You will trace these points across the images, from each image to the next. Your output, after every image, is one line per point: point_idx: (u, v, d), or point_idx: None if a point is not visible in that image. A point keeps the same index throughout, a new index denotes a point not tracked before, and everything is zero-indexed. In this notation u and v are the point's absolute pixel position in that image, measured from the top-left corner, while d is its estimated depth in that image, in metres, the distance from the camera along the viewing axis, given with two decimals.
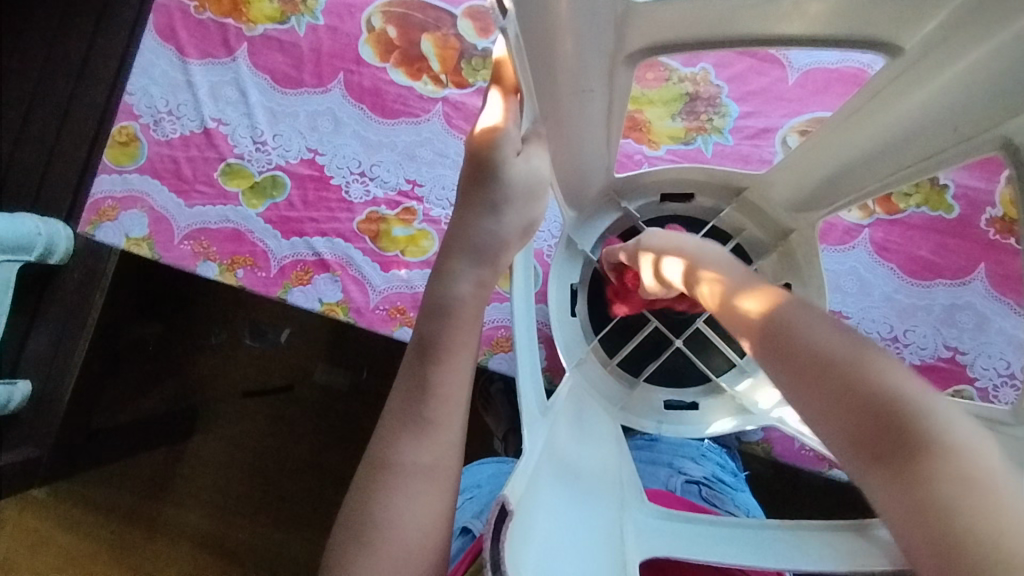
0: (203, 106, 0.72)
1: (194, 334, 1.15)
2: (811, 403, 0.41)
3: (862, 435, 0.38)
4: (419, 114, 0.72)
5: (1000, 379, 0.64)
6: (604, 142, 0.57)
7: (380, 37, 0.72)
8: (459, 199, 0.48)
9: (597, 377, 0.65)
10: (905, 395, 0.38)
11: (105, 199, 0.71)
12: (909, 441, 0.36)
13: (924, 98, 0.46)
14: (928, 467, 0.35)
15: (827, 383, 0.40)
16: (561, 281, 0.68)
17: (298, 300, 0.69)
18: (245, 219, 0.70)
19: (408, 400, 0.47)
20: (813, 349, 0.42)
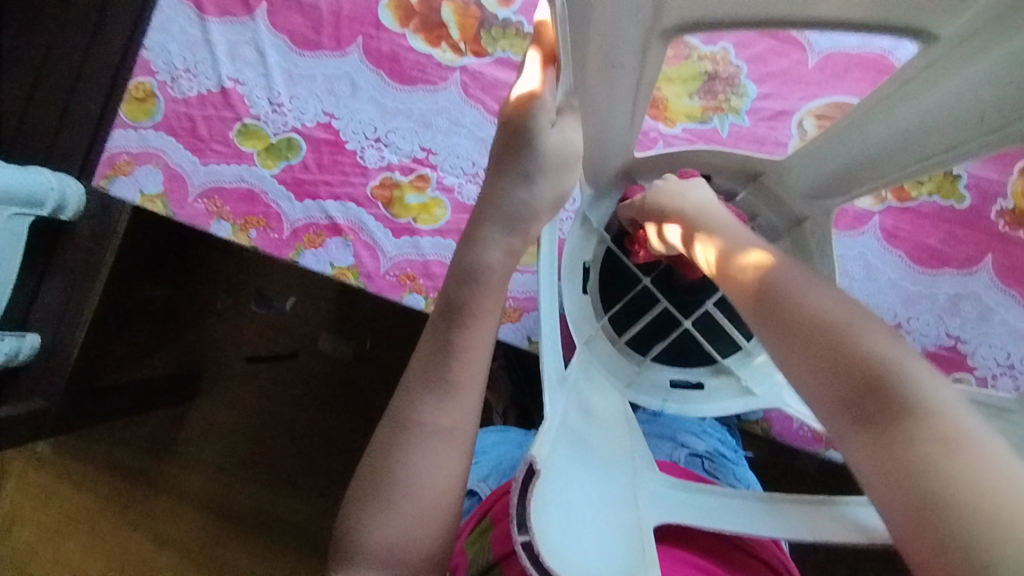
0: (221, 65, 0.72)
1: (200, 297, 1.16)
2: (798, 363, 0.39)
3: (848, 391, 0.36)
4: (437, 82, 0.72)
5: (999, 368, 0.65)
6: (629, 120, 0.57)
7: (401, 2, 0.72)
8: (493, 167, 0.50)
9: (607, 354, 0.66)
10: (893, 360, 0.36)
11: (121, 154, 0.71)
12: (895, 402, 0.34)
13: (952, 88, 0.46)
14: (911, 428, 0.33)
15: (815, 345, 0.39)
16: (572, 257, 0.67)
17: (310, 263, 0.69)
18: (260, 180, 0.71)
19: (432, 360, 0.48)
20: (805, 309, 0.40)
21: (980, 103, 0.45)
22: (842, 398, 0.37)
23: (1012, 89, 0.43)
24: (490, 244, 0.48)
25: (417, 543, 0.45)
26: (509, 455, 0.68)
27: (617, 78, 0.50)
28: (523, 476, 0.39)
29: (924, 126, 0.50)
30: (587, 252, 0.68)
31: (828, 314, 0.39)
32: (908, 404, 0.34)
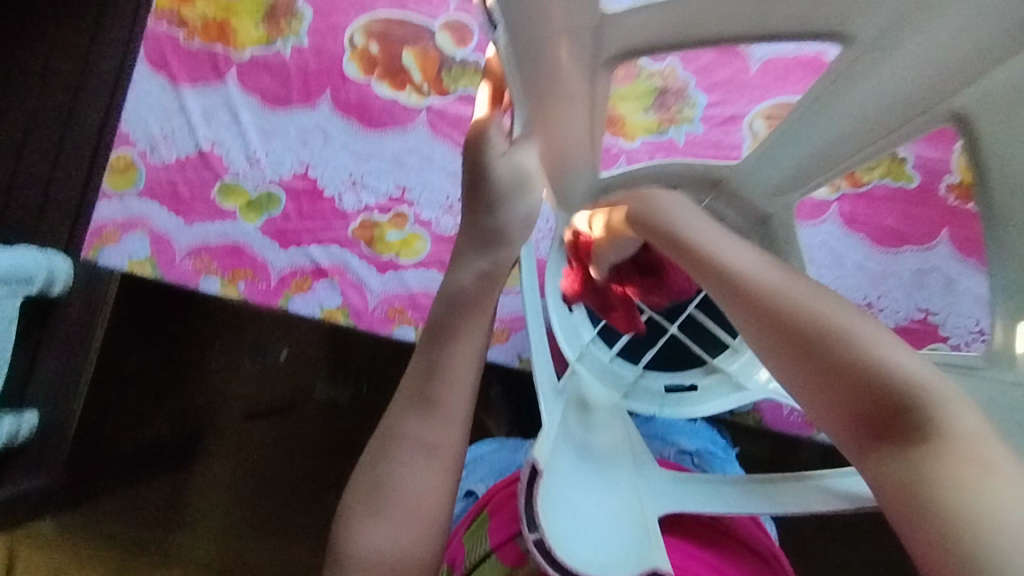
0: (197, 129, 0.75)
1: (191, 358, 1.16)
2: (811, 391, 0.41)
3: (868, 421, 0.39)
4: (405, 124, 0.75)
5: (971, 335, 0.68)
6: (590, 146, 0.59)
7: (363, 53, 0.76)
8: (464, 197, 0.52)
9: (600, 367, 0.67)
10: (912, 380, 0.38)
11: (107, 223, 0.74)
12: (913, 431, 0.37)
13: (887, 79, 0.49)
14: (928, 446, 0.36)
15: (829, 361, 0.40)
16: (553, 282, 0.69)
17: (299, 308, 0.72)
18: (244, 234, 0.73)
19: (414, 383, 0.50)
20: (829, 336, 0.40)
21: (906, 92, 0.49)
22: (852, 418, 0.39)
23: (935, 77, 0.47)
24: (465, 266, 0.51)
25: (403, 555, 0.46)
26: (508, 457, 0.71)
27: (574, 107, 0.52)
28: (530, 476, 0.41)
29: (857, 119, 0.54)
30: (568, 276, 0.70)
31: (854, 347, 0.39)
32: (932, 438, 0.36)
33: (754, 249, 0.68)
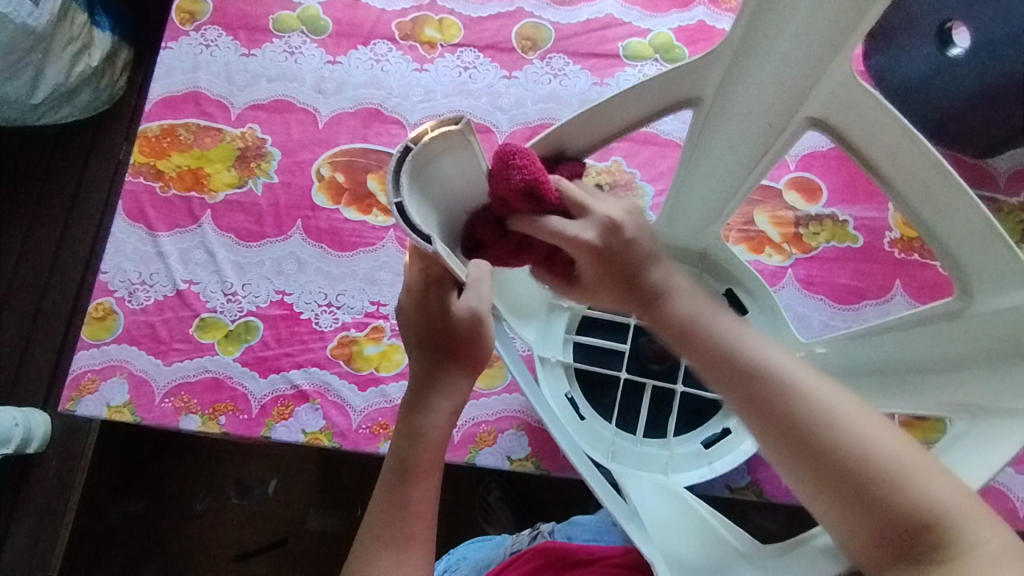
0: (175, 271, 0.78)
1: (175, 502, 1.08)
2: (808, 484, 0.40)
3: (849, 497, 0.39)
4: (374, 243, 0.79)
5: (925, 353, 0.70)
6: (529, 266, 0.62)
7: (330, 183, 0.81)
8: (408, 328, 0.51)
9: (636, 455, 0.65)
10: (886, 455, 0.38)
11: (85, 373, 0.74)
12: (902, 514, 0.37)
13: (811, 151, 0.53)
14: (902, 505, 0.38)
15: (798, 435, 0.40)
16: (556, 394, 0.66)
17: (282, 435, 0.72)
18: (223, 366, 0.74)
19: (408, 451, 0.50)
20: (819, 435, 0.40)
21: None
22: (842, 498, 0.39)
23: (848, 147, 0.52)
24: (433, 403, 0.50)
25: None
26: (489, 552, 0.69)
27: None
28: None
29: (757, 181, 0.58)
30: (564, 384, 0.67)
31: (842, 425, 0.40)
32: (923, 522, 0.37)
33: (710, 285, 0.70)
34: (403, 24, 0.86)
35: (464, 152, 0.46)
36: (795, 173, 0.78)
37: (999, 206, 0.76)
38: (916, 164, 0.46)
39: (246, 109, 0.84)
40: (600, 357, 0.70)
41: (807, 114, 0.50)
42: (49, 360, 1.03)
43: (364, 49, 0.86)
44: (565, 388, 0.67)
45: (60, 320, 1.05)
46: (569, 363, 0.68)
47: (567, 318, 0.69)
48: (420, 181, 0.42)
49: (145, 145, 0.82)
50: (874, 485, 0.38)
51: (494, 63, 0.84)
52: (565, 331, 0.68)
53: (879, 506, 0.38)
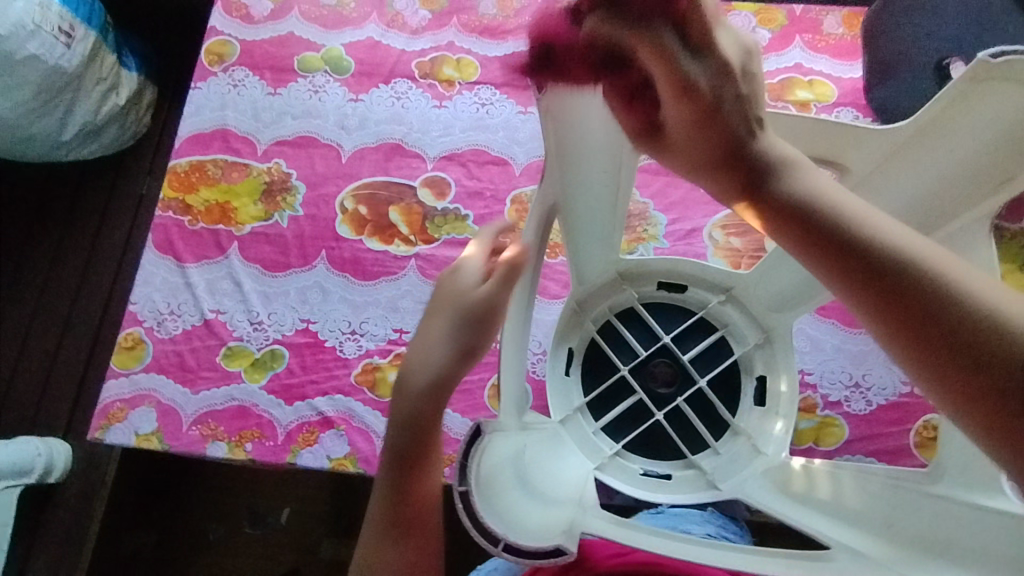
0: (202, 301, 0.80)
1: (191, 530, 1.08)
2: (845, 294, 0.36)
3: (890, 301, 0.33)
4: (397, 272, 0.81)
5: None
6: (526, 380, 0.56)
7: (353, 215, 0.84)
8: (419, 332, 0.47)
9: (691, 480, 0.65)
10: (933, 267, 0.33)
11: (114, 401, 0.76)
12: (955, 318, 0.32)
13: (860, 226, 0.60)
14: (951, 314, 0.32)
15: (825, 245, 0.37)
16: (612, 466, 0.65)
17: (307, 461, 0.73)
18: (249, 394, 0.76)
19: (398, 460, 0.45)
20: (827, 211, 0.37)
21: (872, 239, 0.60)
22: (889, 310, 0.33)
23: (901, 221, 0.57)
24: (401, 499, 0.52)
25: None
26: None
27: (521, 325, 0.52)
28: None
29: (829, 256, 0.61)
30: (605, 445, 0.66)
31: (885, 237, 0.35)
32: (944, 293, 0.32)
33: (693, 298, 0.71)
34: (423, 63, 0.90)
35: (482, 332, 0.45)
36: None
37: (1002, 232, 0.79)
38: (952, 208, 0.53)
39: (272, 145, 0.88)
40: (621, 413, 0.68)
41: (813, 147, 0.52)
42: (71, 390, 1.05)
43: (385, 87, 0.89)
44: (606, 452, 0.65)
45: (83, 350, 1.07)
46: (595, 426, 0.67)
47: (573, 375, 0.69)
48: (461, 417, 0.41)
49: (175, 180, 0.86)
50: (920, 295, 0.33)
51: (511, 100, 0.88)
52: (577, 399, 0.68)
53: (922, 316, 0.32)
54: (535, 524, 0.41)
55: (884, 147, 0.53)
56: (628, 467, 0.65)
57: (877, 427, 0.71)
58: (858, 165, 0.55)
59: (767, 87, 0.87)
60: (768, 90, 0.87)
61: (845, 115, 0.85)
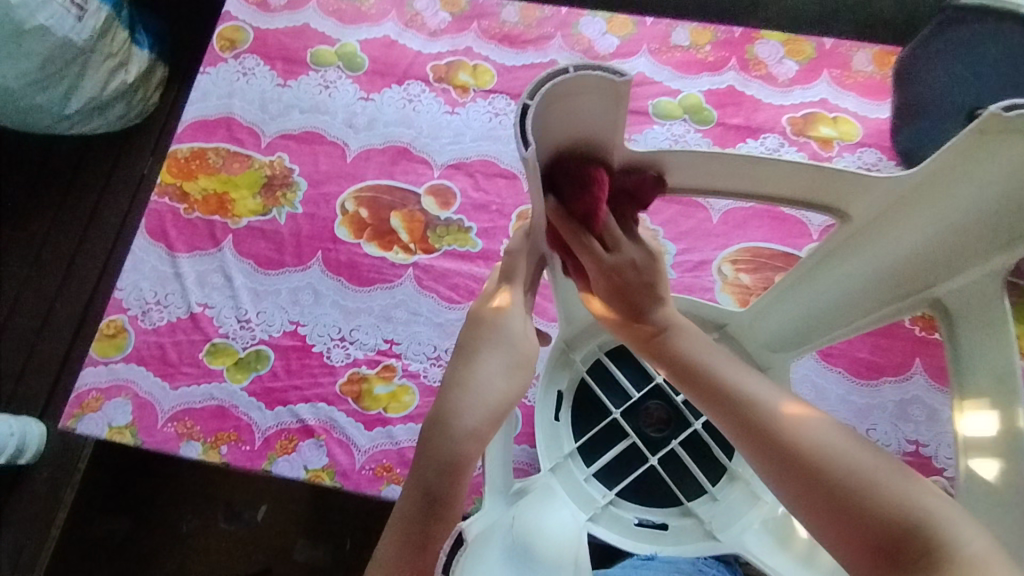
0: (190, 293, 0.78)
1: (161, 523, 1.04)
2: (774, 483, 0.40)
3: (827, 508, 0.38)
4: (393, 280, 0.78)
5: (933, 430, 0.70)
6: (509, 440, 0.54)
7: (354, 218, 0.81)
8: (446, 382, 0.44)
9: (689, 528, 0.64)
10: (852, 464, 0.38)
11: (90, 390, 0.73)
12: (881, 524, 0.36)
13: (857, 267, 0.52)
14: (875, 517, 0.36)
15: (754, 437, 0.41)
16: (607, 517, 0.64)
17: (283, 470, 0.70)
18: (229, 394, 0.73)
19: (415, 512, 0.40)
20: (750, 405, 0.42)
21: (875, 282, 0.52)
22: (817, 507, 0.38)
23: (905, 265, 0.49)
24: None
25: None
26: None
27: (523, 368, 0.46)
28: None
29: (845, 301, 0.55)
30: (597, 492, 0.65)
31: (804, 434, 0.40)
32: (852, 491, 0.37)
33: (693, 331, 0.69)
34: (438, 66, 0.88)
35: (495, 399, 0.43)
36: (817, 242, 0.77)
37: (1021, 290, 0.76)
38: (962, 245, 0.45)
39: (277, 138, 0.85)
40: (613, 459, 0.67)
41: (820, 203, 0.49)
42: (51, 369, 1.02)
43: (397, 88, 0.87)
44: (599, 501, 0.64)
45: (67, 331, 1.04)
46: (587, 472, 0.66)
47: (565, 415, 0.68)
48: None
49: (174, 165, 0.83)
50: (846, 495, 0.37)
51: None
52: (569, 444, 0.67)
53: (853, 518, 0.37)
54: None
55: (889, 196, 0.45)
56: (622, 516, 0.65)
57: None
58: (855, 214, 0.48)
59: (789, 120, 0.84)
60: (790, 124, 0.84)
61: (867, 156, 0.82)
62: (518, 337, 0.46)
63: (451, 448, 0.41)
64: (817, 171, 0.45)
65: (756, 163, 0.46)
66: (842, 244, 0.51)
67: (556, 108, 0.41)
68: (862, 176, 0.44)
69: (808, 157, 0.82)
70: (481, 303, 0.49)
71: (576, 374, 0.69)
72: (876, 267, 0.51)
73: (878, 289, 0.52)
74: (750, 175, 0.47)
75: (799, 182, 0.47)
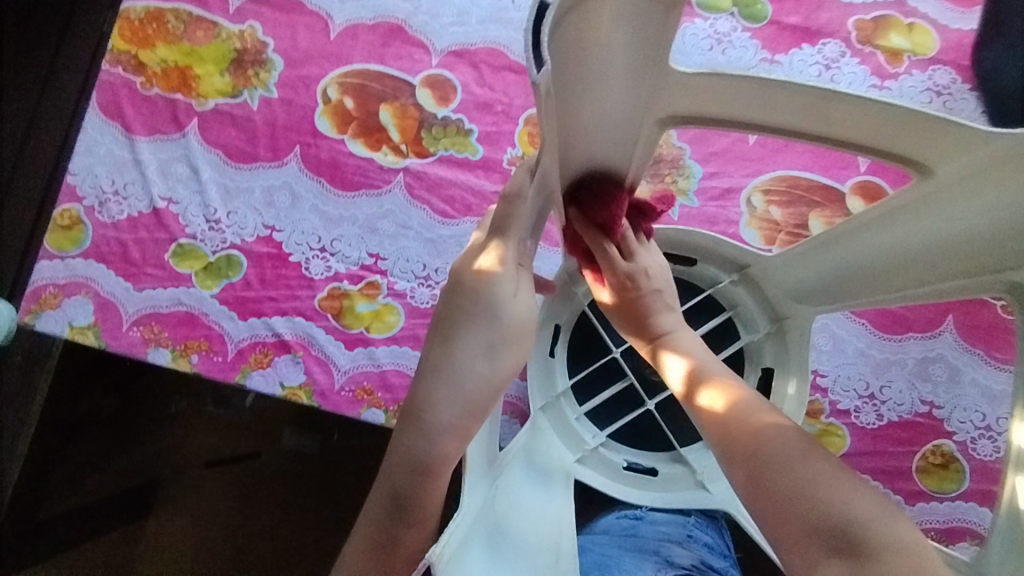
0: (152, 185, 0.69)
1: (147, 406, 1.02)
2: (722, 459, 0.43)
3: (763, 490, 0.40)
4: (380, 186, 0.69)
5: (951, 394, 0.65)
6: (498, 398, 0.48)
7: (337, 108, 0.70)
8: (423, 366, 0.41)
9: (678, 477, 0.61)
10: (786, 456, 0.40)
11: (46, 286, 0.66)
12: (806, 515, 0.37)
13: (922, 229, 0.44)
14: (800, 504, 0.37)
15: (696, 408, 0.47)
16: (595, 460, 0.60)
17: (257, 385, 0.65)
18: (199, 301, 0.67)
19: (383, 513, 0.38)
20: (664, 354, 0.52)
21: (939, 250, 0.44)
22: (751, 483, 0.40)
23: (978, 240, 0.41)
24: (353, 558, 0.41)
25: None
26: None
27: (517, 347, 0.42)
28: None
29: (903, 259, 0.47)
30: (587, 434, 0.61)
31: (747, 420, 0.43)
32: (780, 476, 0.39)
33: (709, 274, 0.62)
34: None
35: (477, 388, 0.40)
36: (864, 176, 0.68)
37: None
38: None
39: (247, 3, 0.72)
40: (607, 399, 0.63)
41: (899, 152, 0.40)
42: None
43: None
44: (588, 444, 0.60)
45: None
46: (578, 411, 0.62)
47: (560, 350, 0.63)
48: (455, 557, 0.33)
49: (127, 29, 0.71)
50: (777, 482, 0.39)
51: None
52: (560, 383, 0.62)
53: (777, 500, 0.39)
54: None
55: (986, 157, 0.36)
56: (611, 459, 0.61)
57: (882, 443, 0.64)
58: (941, 167, 0.39)
59: (856, 23, 0.71)
60: (857, 28, 0.71)
61: (939, 76, 0.70)
62: (508, 307, 0.42)
63: (428, 446, 0.38)
64: (907, 113, 0.36)
65: (829, 101, 0.36)
66: (915, 201, 0.43)
67: (581, 13, 0.30)
68: (965, 129, 0.35)
69: (870, 72, 0.70)
70: (465, 262, 0.44)
71: (576, 308, 0.63)
72: (944, 234, 0.42)
73: (939, 259, 0.44)
74: (818, 116, 0.38)
75: (878, 128, 0.38)
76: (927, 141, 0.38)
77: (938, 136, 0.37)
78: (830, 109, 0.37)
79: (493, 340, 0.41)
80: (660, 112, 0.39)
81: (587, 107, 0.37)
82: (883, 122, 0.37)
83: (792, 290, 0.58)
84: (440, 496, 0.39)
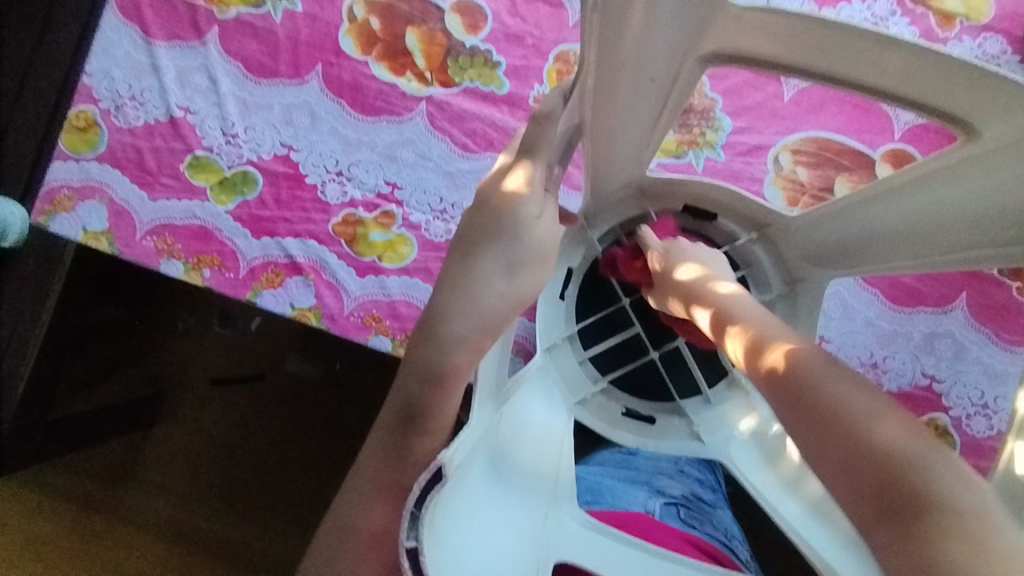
0: (170, 93, 0.67)
1: (157, 319, 1.04)
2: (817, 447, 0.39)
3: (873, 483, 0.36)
4: (402, 113, 0.68)
5: (953, 370, 0.65)
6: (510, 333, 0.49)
7: (363, 28, 0.68)
8: (442, 280, 0.42)
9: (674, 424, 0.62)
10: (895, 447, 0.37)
11: (61, 188, 0.66)
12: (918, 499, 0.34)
13: (952, 195, 0.43)
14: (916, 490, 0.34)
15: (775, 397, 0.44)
16: (595, 403, 0.62)
17: (268, 303, 0.65)
18: (213, 216, 0.66)
19: (397, 422, 0.40)
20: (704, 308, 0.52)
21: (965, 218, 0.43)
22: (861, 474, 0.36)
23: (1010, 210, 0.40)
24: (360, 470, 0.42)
25: None
26: None
27: (537, 269, 0.43)
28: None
29: (927, 225, 0.46)
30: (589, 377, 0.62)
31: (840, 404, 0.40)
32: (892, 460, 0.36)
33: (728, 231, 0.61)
34: None
35: (495, 305, 0.40)
36: (897, 144, 0.66)
37: None
38: None
39: None
40: (612, 346, 0.64)
41: (946, 110, 0.39)
42: None
43: None
44: (590, 387, 0.61)
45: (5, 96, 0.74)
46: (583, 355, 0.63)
47: (571, 295, 0.63)
48: (459, 468, 0.35)
49: None
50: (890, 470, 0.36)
51: None
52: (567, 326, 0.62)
53: (894, 490, 0.35)
54: (487, 544, 0.36)
55: None
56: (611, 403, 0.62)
57: None
58: (987, 128, 0.38)
59: None
60: None
61: (989, 46, 0.67)
62: (531, 229, 0.42)
63: (440, 356, 0.39)
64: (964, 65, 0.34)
65: (881, 47, 0.35)
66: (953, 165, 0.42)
67: None
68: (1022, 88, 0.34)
69: (918, 34, 0.67)
70: (493, 183, 0.43)
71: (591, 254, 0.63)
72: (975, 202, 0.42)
73: (967, 227, 0.43)
74: (869, 63, 0.37)
75: (932, 82, 0.37)
76: (977, 97, 0.36)
77: (989, 94, 0.36)
78: (885, 56, 0.36)
79: (512, 258, 0.41)
80: (704, 48, 0.37)
81: (629, 41, 0.36)
82: (935, 74, 0.36)
83: (811, 253, 0.58)
84: (451, 413, 0.39)
